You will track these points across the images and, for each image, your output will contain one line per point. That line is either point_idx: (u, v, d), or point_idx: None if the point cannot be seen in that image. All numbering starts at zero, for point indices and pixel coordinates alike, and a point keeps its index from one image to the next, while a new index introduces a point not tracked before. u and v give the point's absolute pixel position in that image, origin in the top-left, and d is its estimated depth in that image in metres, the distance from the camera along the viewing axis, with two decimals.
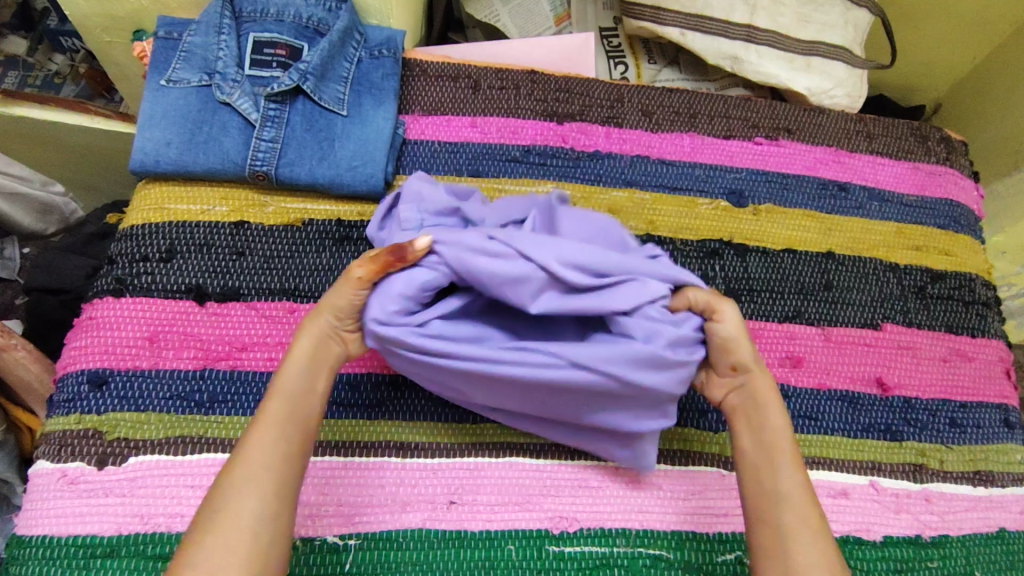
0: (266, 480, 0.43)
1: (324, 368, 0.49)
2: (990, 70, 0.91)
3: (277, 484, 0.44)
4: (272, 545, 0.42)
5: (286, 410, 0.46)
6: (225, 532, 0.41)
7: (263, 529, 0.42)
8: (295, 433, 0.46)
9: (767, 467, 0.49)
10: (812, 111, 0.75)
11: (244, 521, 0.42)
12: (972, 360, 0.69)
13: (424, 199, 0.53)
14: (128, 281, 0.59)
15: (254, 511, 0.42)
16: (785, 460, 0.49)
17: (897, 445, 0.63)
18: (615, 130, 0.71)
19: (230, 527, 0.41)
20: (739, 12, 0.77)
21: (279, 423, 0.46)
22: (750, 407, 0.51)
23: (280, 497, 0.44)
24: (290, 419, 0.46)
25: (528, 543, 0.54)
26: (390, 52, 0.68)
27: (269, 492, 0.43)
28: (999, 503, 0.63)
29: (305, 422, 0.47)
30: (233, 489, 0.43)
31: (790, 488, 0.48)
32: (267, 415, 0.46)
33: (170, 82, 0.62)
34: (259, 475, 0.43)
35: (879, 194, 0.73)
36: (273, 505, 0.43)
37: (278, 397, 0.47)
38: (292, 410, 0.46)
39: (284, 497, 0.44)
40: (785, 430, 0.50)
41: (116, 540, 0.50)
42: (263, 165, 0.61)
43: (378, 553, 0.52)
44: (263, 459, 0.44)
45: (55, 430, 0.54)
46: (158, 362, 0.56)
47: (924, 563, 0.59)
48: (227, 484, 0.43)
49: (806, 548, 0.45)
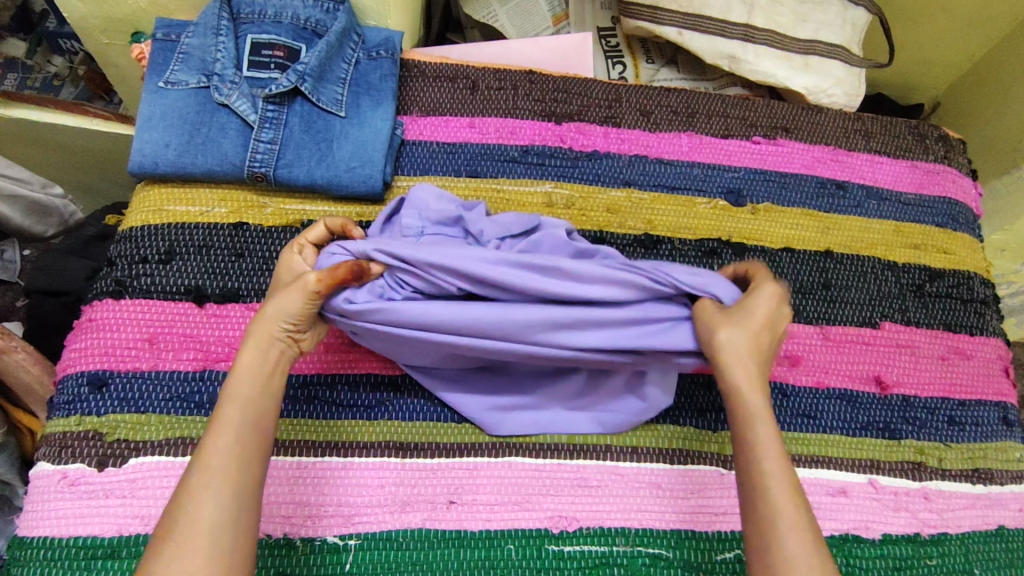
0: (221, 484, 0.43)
1: (278, 368, 0.49)
2: (988, 68, 0.91)
3: (235, 486, 0.44)
4: (234, 546, 0.42)
5: (240, 415, 0.46)
6: (184, 537, 0.41)
7: (223, 532, 0.42)
8: (253, 435, 0.46)
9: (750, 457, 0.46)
10: (810, 110, 0.75)
11: (203, 525, 0.42)
12: (971, 358, 0.69)
13: (427, 208, 0.56)
14: (128, 282, 0.59)
15: (211, 516, 0.42)
16: (768, 450, 0.45)
17: (895, 443, 0.63)
18: (613, 130, 0.71)
19: (188, 532, 0.41)
20: (737, 12, 0.77)
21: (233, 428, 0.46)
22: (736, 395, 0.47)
23: (241, 498, 0.44)
24: (246, 424, 0.46)
25: (528, 542, 0.54)
26: (389, 53, 0.68)
27: (226, 497, 0.43)
28: (998, 500, 0.64)
29: (262, 424, 0.47)
30: (192, 496, 0.43)
31: (774, 479, 0.44)
32: (222, 420, 0.46)
33: (168, 84, 0.62)
34: (214, 482, 0.43)
35: (877, 192, 0.73)
36: (231, 508, 0.43)
37: (232, 402, 0.47)
38: (248, 412, 0.47)
39: (245, 498, 0.44)
40: (764, 420, 0.46)
41: (117, 541, 0.50)
42: (261, 166, 0.61)
43: (379, 552, 0.52)
44: (218, 465, 0.44)
45: (55, 431, 0.54)
46: (158, 363, 0.56)
47: (924, 561, 0.59)
48: (185, 491, 0.43)
49: (795, 544, 0.42)
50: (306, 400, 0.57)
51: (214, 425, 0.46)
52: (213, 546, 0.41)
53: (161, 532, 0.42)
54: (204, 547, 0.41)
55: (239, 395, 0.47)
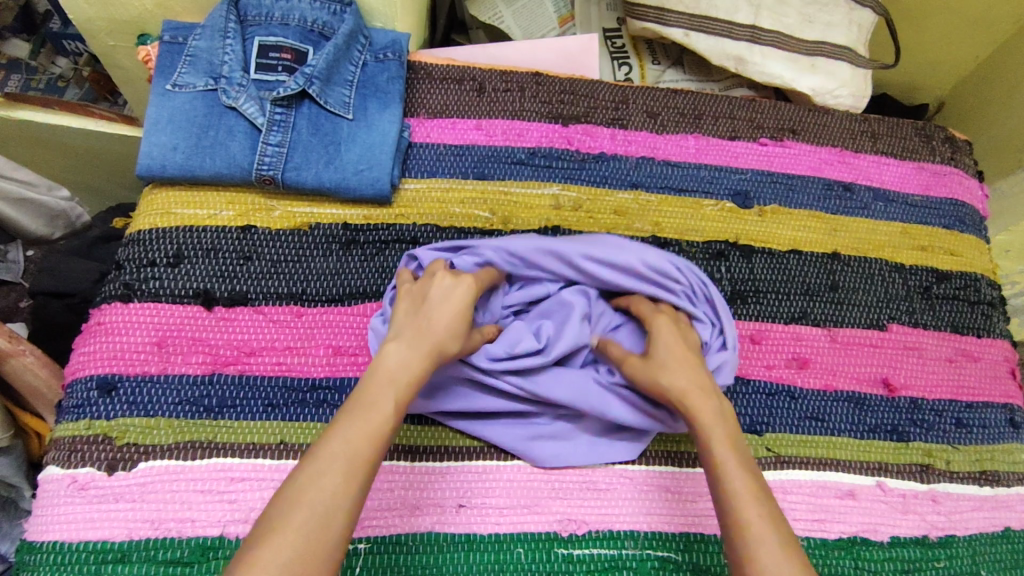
0: (347, 476, 0.41)
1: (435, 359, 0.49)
2: (994, 69, 0.90)
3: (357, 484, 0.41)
4: (337, 554, 0.39)
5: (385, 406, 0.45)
6: (308, 517, 0.39)
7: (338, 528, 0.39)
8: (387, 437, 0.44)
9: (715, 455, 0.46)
10: (816, 111, 0.75)
11: (330, 511, 0.39)
12: (978, 360, 0.69)
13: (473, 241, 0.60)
14: (136, 286, 0.59)
15: (338, 507, 0.40)
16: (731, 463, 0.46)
17: (903, 446, 0.63)
18: (620, 132, 0.71)
19: (315, 512, 0.39)
20: (743, 13, 0.76)
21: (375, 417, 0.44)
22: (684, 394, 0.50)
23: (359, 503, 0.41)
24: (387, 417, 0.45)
25: (537, 545, 0.54)
26: (396, 55, 0.68)
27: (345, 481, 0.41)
28: (1004, 502, 0.64)
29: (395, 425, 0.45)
30: (321, 478, 0.40)
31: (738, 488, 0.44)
32: (371, 408, 0.44)
33: (175, 86, 0.62)
34: (344, 469, 0.41)
35: (884, 194, 0.73)
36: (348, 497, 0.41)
37: (388, 399, 0.45)
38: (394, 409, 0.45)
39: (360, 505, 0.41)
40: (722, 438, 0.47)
41: (127, 545, 0.50)
42: (269, 169, 0.61)
43: (388, 556, 0.52)
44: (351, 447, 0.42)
45: (64, 435, 0.54)
46: (168, 367, 0.56)
47: (931, 563, 0.59)
48: (312, 470, 0.41)
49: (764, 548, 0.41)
50: (316, 403, 0.57)
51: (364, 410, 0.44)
52: (318, 548, 0.38)
53: (281, 506, 0.40)
54: (320, 537, 0.38)
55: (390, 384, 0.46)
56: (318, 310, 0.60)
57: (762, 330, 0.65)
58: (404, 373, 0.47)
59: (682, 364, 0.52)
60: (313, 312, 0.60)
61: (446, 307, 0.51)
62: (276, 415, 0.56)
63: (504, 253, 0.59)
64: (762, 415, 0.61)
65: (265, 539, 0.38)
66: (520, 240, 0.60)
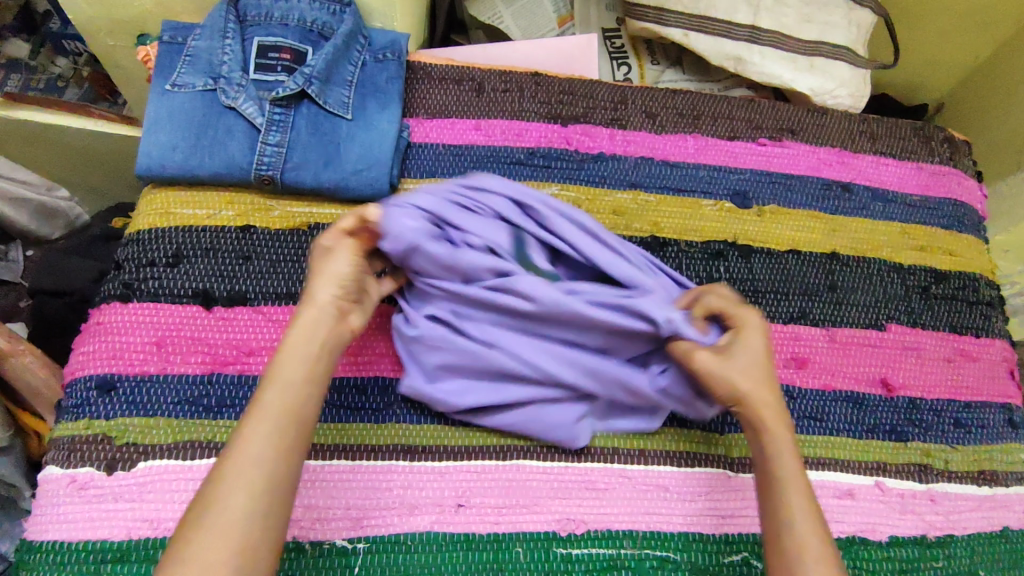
0: (251, 478, 0.44)
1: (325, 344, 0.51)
2: (994, 69, 0.90)
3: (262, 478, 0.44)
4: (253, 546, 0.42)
5: (278, 402, 0.47)
6: (211, 533, 0.41)
7: (248, 532, 0.42)
8: (287, 435, 0.46)
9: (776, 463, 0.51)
10: (815, 111, 0.75)
11: (233, 521, 0.42)
12: (977, 360, 0.69)
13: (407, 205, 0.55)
14: (135, 286, 0.59)
15: (243, 515, 0.42)
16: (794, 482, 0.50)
17: (902, 445, 0.63)
18: (619, 132, 0.71)
19: (220, 527, 0.42)
20: (742, 13, 0.77)
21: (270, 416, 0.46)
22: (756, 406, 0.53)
23: (272, 507, 0.44)
24: (283, 411, 0.47)
25: (536, 545, 0.54)
26: (395, 55, 0.68)
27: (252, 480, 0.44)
28: (1003, 502, 0.64)
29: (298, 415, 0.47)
30: (224, 490, 0.43)
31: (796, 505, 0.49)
32: (258, 413, 0.46)
33: (174, 86, 0.62)
34: (250, 479, 0.44)
35: (883, 194, 0.73)
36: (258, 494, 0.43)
37: (273, 390, 0.47)
38: (285, 400, 0.47)
39: (274, 507, 0.44)
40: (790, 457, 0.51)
41: (126, 545, 0.50)
42: (268, 169, 0.61)
43: (386, 556, 0.52)
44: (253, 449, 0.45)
45: (64, 435, 0.54)
46: (166, 367, 0.56)
47: (930, 563, 0.59)
48: (219, 479, 0.43)
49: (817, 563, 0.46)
50: None
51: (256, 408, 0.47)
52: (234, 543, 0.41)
53: (194, 517, 0.42)
54: (230, 547, 0.41)
55: (278, 378, 0.48)
56: None
57: None
58: (288, 367, 0.49)
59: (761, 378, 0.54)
60: None
61: (330, 278, 0.52)
62: None
63: (430, 208, 0.55)
64: None
65: (180, 553, 0.41)
66: (436, 196, 0.56)
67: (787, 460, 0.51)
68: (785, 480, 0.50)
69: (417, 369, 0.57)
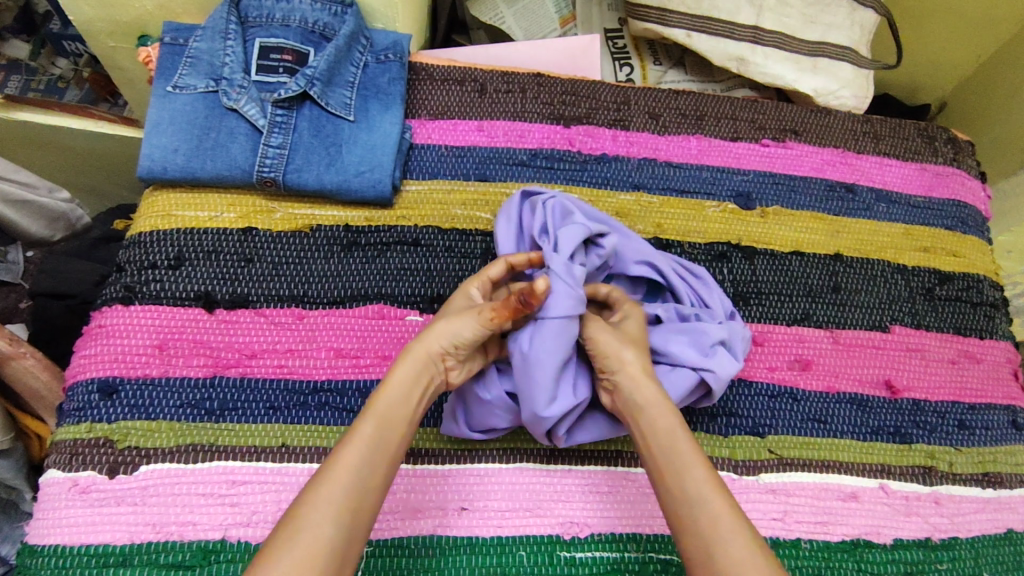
0: (342, 509, 0.42)
1: (424, 387, 0.49)
2: (995, 69, 0.90)
3: (351, 514, 0.42)
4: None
5: (376, 433, 0.46)
6: (299, 552, 0.40)
7: (332, 559, 0.40)
8: (381, 463, 0.45)
9: (677, 477, 0.46)
10: (818, 112, 0.75)
11: (321, 541, 0.40)
12: (980, 361, 0.69)
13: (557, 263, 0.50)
14: (137, 289, 0.59)
15: (330, 537, 0.41)
16: (691, 457, 0.47)
17: (906, 448, 0.63)
18: (622, 133, 0.71)
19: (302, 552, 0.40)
20: (745, 14, 0.76)
21: (365, 448, 0.45)
22: (637, 414, 0.49)
23: (354, 534, 0.42)
24: (378, 445, 0.45)
25: (539, 549, 0.54)
26: (397, 56, 0.68)
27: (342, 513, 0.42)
28: (1007, 504, 0.63)
29: (392, 453, 0.46)
30: (313, 507, 0.42)
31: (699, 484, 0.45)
32: (355, 436, 0.45)
33: (176, 88, 0.62)
34: (338, 504, 0.42)
35: (887, 195, 0.73)
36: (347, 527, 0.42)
37: (371, 421, 0.46)
38: (383, 436, 0.46)
39: (356, 533, 0.42)
40: (682, 432, 0.48)
41: (128, 549, 0.50)
42: (270, 171, 0.61)
43: (389, 560, 0.52)
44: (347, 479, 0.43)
45: (65, 439, 0.54)
46: (169, 371, 0.56)
47: (934, 566, 0.59)
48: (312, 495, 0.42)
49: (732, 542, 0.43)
50: (318, 406, 0.57)
51: (352, 438, 0.45)
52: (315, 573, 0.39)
53: (279, 532, 0.41)
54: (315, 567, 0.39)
55: (379, 411, 0.47)
56: (320, 311, 0.60)
57: (765, 332, 0.65)
58: (392, 405, 0.47)
59: (639, 374, 0.50)
60: (315, 315, 0.60)
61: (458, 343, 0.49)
62: (278, 418, 0.56)
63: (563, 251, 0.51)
64: (765, 417, 0.61)
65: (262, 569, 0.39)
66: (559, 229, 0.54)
67: (680, 437, 0.48)
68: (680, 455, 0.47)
69: (455, 408, 0.54)
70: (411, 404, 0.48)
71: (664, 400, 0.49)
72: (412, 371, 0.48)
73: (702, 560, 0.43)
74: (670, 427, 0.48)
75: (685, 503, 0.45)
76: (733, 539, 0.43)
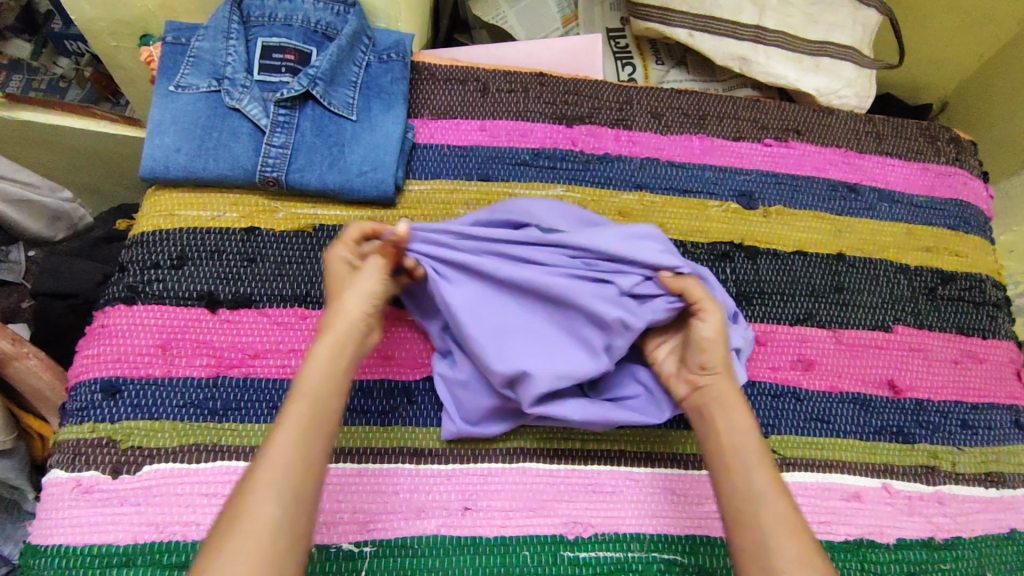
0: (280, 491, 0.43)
1: (343, 366, 0.50)
2: (997, 69, 0.90)
3: (288, 492, 0.43)
4: (279, 554, 0.41)
5: (307, 413, 0.46)
6: (242, 535, 0.41)
7: (275, 537, 0.41)
8: (319, 443, 0.46)
9: (740, 472, 0.48)
10: (821, 111, 0.75)
11: (264, 526, 0.41)
12: (983, 361, 0.69)
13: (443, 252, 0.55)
14: (140, 288, 0.59)
15: (271, 519, 0.42)
16: (756, 459, 0.49)
17: (909, 447, 0.63)
18: (624, 133, 0.71)
19: (246, 536, 0.41)
20: (747, 13, 0.76)
21: (295, 430, 0.46)
22: (710, 408, 0.52)
23: (299, 511, 0.43)
24: (308, 424, 0.46)
25: (542, 548, 0.54)
26: (399, 56, 0.68)
27: (280, 494, 0.43)
28: (1010, 504, 0.63)
29: (323, 431, 0.47)
30: (253, 496, 0.42)
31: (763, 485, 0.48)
32: (286, 422, 0.46)
33: (179, 88, 0.62)
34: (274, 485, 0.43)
35: (889, 195, 0.72)
36: (286, 506, 0.43)
37: (299, 402, 0.47)
38: (312, 416, 0.47)
39: (299, 511, 0.43)
40: (752, 434, 0.50)
41: (132, 549, 0.50)
42: (273, 171, 0.61)
43: (392, 559, 0.52)
44: (281, 462, 0.44)
45: (68, 439, 0.54)
46: (170, 370, 0.56)
47: (937, 565, 0.59)
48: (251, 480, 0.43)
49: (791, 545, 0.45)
50: None
51: (283, 420, 0.46)
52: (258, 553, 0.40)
53: (224, 523, 0.42)
54: (260, 551, 0.40)
55: (305, 393, 0.47)
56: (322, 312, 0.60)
57: (767, 332, 0.64)
58: (317, 384, 0.48)
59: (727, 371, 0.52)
60: (318, 315, 0.60)
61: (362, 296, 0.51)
62: None
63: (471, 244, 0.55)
64: (768, 417, 0.61)
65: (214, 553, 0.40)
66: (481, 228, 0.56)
67: (747, 438, 0.50)
68: (747, 456, 0.49)
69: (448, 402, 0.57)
70: (336, 382, 0.49)
71: (738, 405, 0.52)
72: (334, 351, 0.49)
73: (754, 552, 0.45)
74: (739, 427, 0.50)
75: (748, 500, 0.47)
76: (786, 538, 0.45)
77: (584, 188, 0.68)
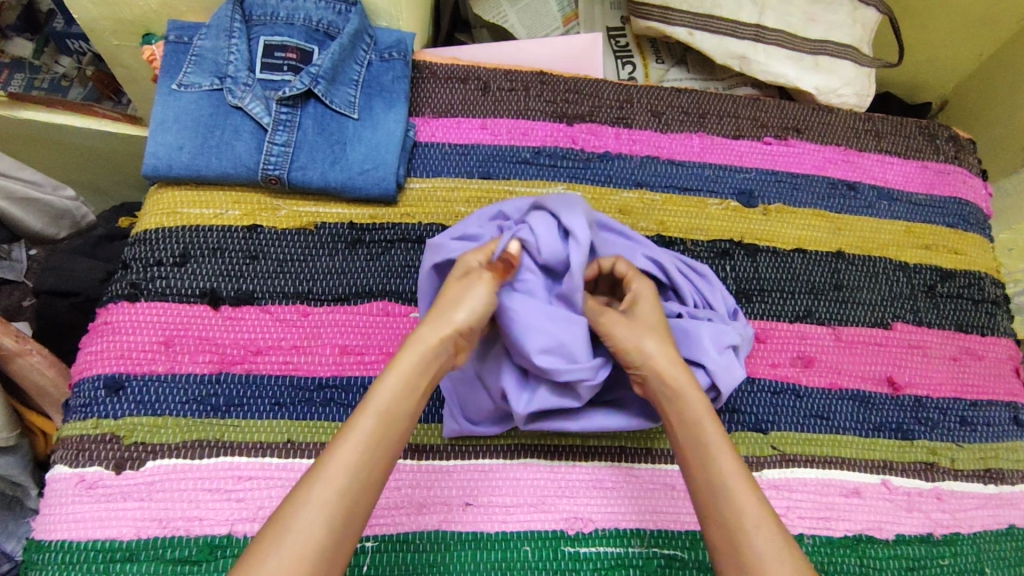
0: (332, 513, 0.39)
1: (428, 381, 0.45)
2: (997, 68, 0.90)
3: (339, 514, 0.39)
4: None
5: (377, 428, 0.42)
6: (288, 552, 0.37)
7: (319, 563, 0.37)
8: (380, 461, 0.42)
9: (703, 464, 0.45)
10: (820, 110, 0.76)
11: (310, 547, 0.37)
12: (982, 358, 0.69)
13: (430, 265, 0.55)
14: (143, 285, 0.59)
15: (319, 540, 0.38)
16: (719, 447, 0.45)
17: (908, 444, 0.63)
18: (625, 131, 0.71)
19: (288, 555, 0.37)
20: (747, 12, 0.77)
21: (360, 445, 0.41)
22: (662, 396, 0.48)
23: (348, 535, 0.39)
24: (375, 442, 0.42)
25: (543, 544, 0.54)
26: (401, 54, 0.68)
27: (332, 515, 0.39)
28: (1008, 500, 0.64)
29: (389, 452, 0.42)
30: (304, 510, 0.38)
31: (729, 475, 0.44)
32: (353, 432, 0.42)
33: (181, 86, 0.62)
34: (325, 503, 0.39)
35: (888, 193, 0.73)
36: (336, 528, 0.39)
37: (370, 415, 0.42)
38: (380, 432, 0.42)
39: (347, 534, 0.39)
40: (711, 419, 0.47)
41: (135, 544, 0.51)
42: (275, 169, 0.61)
43: (394, 555, 0.52)
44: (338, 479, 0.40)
45: (71, 434, 0.54)
46: (174, 367, 0.56)
47: (936, 561, 0.59)
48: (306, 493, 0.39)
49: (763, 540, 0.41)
50: (322, 402, 0.57)
51: (349, 430, 0.42)
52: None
53: (268, 531, 0.38)
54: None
55: (378, 406, 0.43)
56: (324, 309, 0.60)
57: (767, 329, 0.65)
58: (397, 402, 0.43)
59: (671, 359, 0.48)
60: (319, 312, 0.60)
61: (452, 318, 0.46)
62: (283, 414, 0.56)
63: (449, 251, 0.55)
64: (768, 413, 0.62)
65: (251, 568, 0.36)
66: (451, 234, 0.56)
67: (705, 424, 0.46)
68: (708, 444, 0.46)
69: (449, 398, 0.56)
70: (417, 399, 0.44)
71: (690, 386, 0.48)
72: (420, 363, 0.44)
73: (726, 550, 0.42)
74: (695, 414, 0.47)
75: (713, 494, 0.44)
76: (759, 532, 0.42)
77: (585, 186, 0.68)
